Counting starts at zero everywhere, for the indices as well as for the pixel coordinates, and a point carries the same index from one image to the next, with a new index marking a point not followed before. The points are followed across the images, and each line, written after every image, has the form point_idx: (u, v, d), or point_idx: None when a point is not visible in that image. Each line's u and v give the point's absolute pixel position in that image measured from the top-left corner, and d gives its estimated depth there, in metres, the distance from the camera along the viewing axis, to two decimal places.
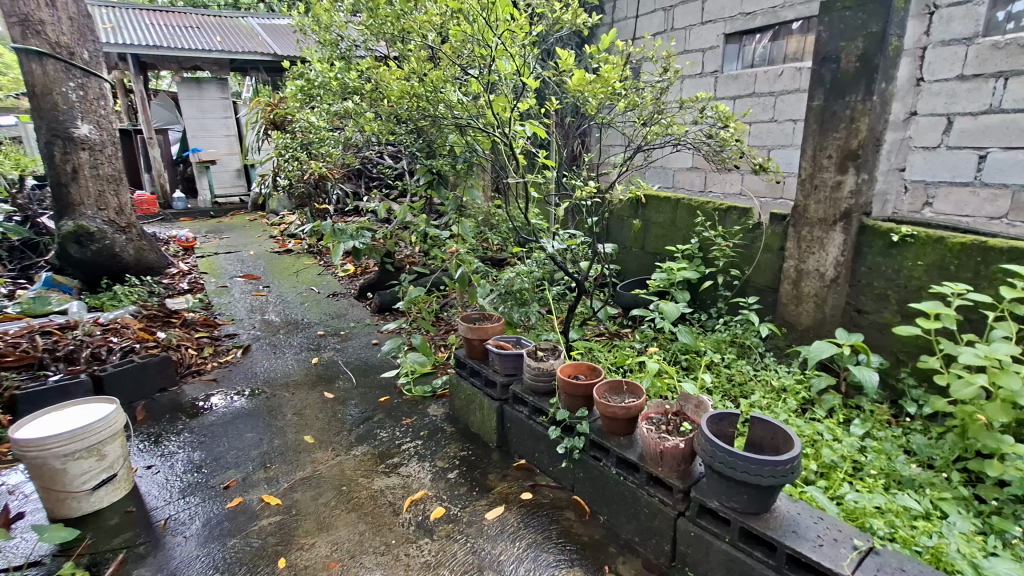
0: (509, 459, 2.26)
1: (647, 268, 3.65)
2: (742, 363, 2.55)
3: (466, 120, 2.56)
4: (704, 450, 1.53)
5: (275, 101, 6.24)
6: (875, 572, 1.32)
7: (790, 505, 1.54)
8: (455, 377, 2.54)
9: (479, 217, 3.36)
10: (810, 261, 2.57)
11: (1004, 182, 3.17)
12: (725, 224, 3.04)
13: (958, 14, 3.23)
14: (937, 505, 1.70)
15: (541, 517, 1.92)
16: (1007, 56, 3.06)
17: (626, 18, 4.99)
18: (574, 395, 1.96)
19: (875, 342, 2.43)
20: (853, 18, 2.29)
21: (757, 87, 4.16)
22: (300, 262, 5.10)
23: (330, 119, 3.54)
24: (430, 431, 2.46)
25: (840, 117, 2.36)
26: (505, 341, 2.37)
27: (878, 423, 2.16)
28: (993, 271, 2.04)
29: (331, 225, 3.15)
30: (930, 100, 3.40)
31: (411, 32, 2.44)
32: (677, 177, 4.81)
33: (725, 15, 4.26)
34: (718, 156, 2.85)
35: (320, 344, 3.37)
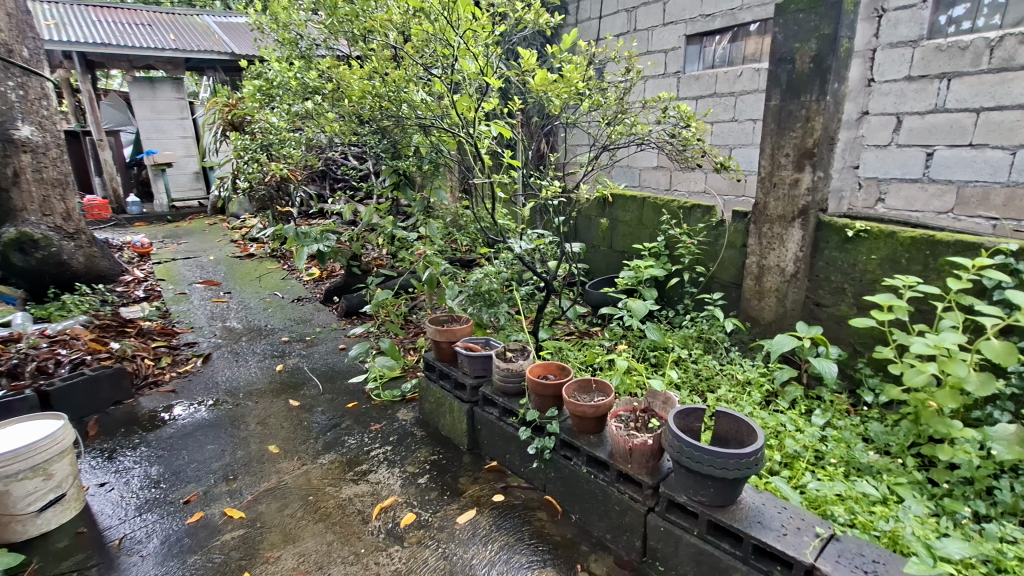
0: (480, 461, 2.25)
1: (615, 267, 3.68)
2: (708, 358, 2.60)
3: (430, 120, 2.53)
4: (672, 445, 1.55)
5: (233, 101, 6.07)
6: (836, 559, 1.36)
7: (755, 496, 1.58)
8: (424, 379, 2.51)
9: (447, 217, 3.34)
10: (771, 257, 2.63)
11: (950, 178, 3.32)
12: (689, 221, 3.09)
13: (905, 18, 3.36)
14: (894, 490, 1.76)
15: (513, 518, 1.91)
16: (949, 58, 3.21)
17: (589, 19, 5.05)
18: (544, 395, 1.96)
19: (833, 334, 2.51)
20: (806, 20, 2.36)
21: (718, 87, 4.26)
22: (264, 267, 4.96)
23: (290, 120, 3.46)
24: (400, 435, 2.42)
25: (796, 117, 2.43)
26: (474, 342, 2.35)
27: (837, 412, 2.23)
28: (941, 263, 2.13)
29: (294, 228, 3.07)
30: (881, 100, 3.55)
31: (373, 31, 2.41)
32: (642, 176, 4.88)
33: (686, 17, 4.34)
34: (681, 156, 2.90)
35: (284, 350, 3.28)
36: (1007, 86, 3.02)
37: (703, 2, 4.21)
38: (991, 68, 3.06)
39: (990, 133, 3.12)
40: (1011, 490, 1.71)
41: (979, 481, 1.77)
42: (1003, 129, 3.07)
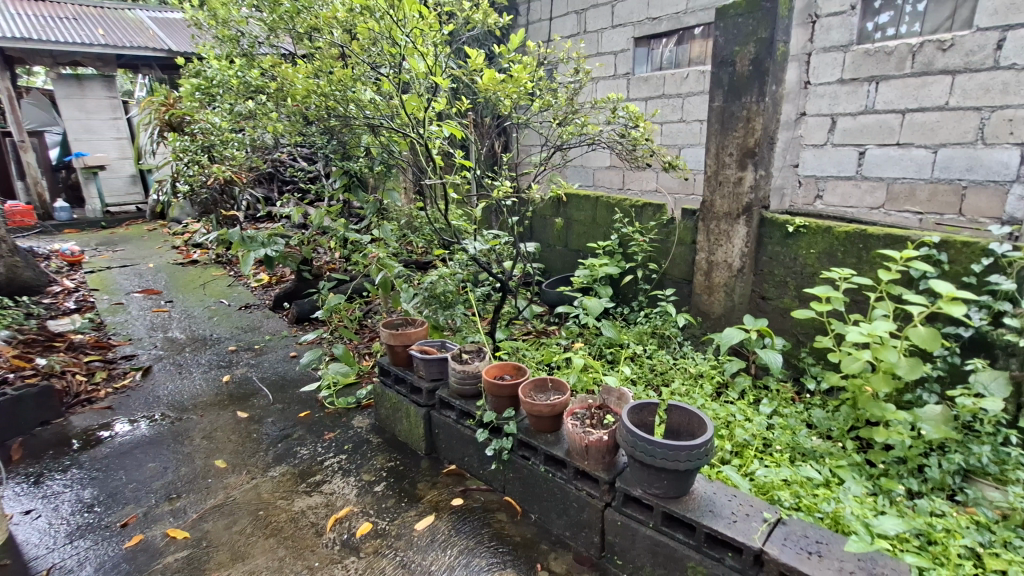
0: (439, 465, 2.22)
1: (571, 266, 3.72)
2: (662, 353, 2.66)
3: (379, 120, 2.48)
4: (626, 440, 1.57)
5: (170, 100, 5.79)
6: (782, 542, 1.41)
7: (707, 486, 1.62)
8: (380, 385, 2.46)
9: (401, 219, 3.29)
10: (719, 253, 2.72)
11: (881, 175, 3.53)
12: (641, 220, 3.16)
13: (836, 24, 3.55)
14: (835, 473, 1.85)
15: (473, 521, 1.90)
16: (876, 62, 3.41)
17: (540, 20, 5.10)
18: (500, 395, 1.95)
19: (778, 325, 2.62)
20: (745, 24, 2.44)
21: (666, 89, 4.37)
22: (208, 273, 4.75)
23: (231, 120, 3.31)
24: (355, 443, 2.36)
25: (738, 117, 2.52)
26: (429, 345, 2.32)
27: (783, 400, 2.33)
28: (873, 255, 2.25)
29: (239, 232, 2.95)
30: (816, 102, 3.74)
31: (318, 29, 2.35)
32: (596, 176, 4.96)
33: (633, 19, 4.44)
34: (630, 155, 2.95)
35: (231, 360, 3.14)
36: (928, 90, 3.24)
37: (650, 5, 4.32)
38: (914, 72, 3.27)
39: (913, 133, 3.34)
40: (939, 467, 1.83)
41: (911, 459, 1.88)
42: (926, 129, 3.28)
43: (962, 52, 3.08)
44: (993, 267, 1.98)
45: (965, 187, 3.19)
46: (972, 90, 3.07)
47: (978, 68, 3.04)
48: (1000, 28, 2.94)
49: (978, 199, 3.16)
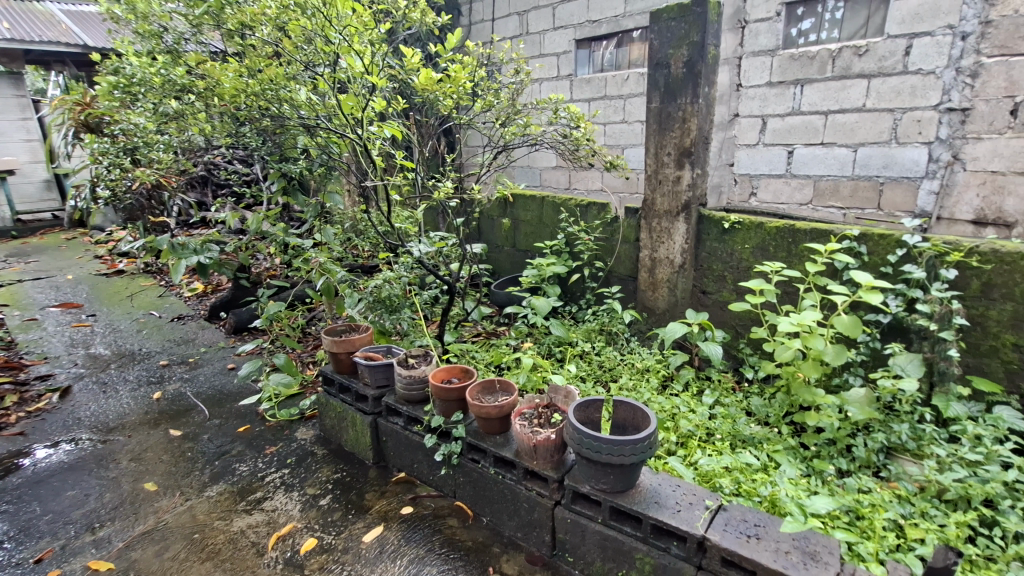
0: (387, 474, 2.17)
1: (519, 265, 3.73)
2: (609, 350, 2.70)
3: (316, 121, 2.41)
4: (573, 438, 1.58)
5: (87, 99, 5.41)
6: (723, 528, 1.46)
7: (652, 478, 1.66)
8: (324, 394, 2.38)
9: (345, 222, 3.20)
10: (661, 250, 2.79)
11: (808, 173, 3.74)
12: (586, 219, 3.20)
13: (763, 29, 3.74)
14: (773, 457, 1.93)
15: (423, 529, 1.86)
16: (801, 66, 3.60)
17: (483, 21, 5.14)
18: (448, 399, 1.93)
19: (718, 318, 2.72)
20: (678, 27, 2.52)
21: (607, 90, 4.47)
22: (136, 284, 4.47)
23: (155, 120, 3.11)
24: (299, 456, 2.27)
25: (674, 118, 2.59)
26: (374, 351, 2.26)
27: (725, 390, 2.41)
28: (801, 249, 2.37)
29: (168, 239, 2.77)
30: (748, 104, 3.92)
31: (247, 25, 2.25)
32: (543, 176, 5.02)
33: (574, 22, 4.51)
34: (573, 155, 2.98)
35: (163, 376, 2.96)
36: (847, 92, 3.45)
37: (590, 8, 4.39)
38: (834, 75, 3.48)
39: (836, 133, 3.55)
40: (865, 446, 1.94)
41: (841, 441, 1.99)
42: (846, 129, 3.50)
43: (875, 57, 3.30)
44: (906, 257, 2.13)
45: (883, 183, 3.43)
46: (885, 93, 3.30)
47: (890, 73, 3.27)
48: (907, 35, 3.17)
49: (894, 194, 3.40)
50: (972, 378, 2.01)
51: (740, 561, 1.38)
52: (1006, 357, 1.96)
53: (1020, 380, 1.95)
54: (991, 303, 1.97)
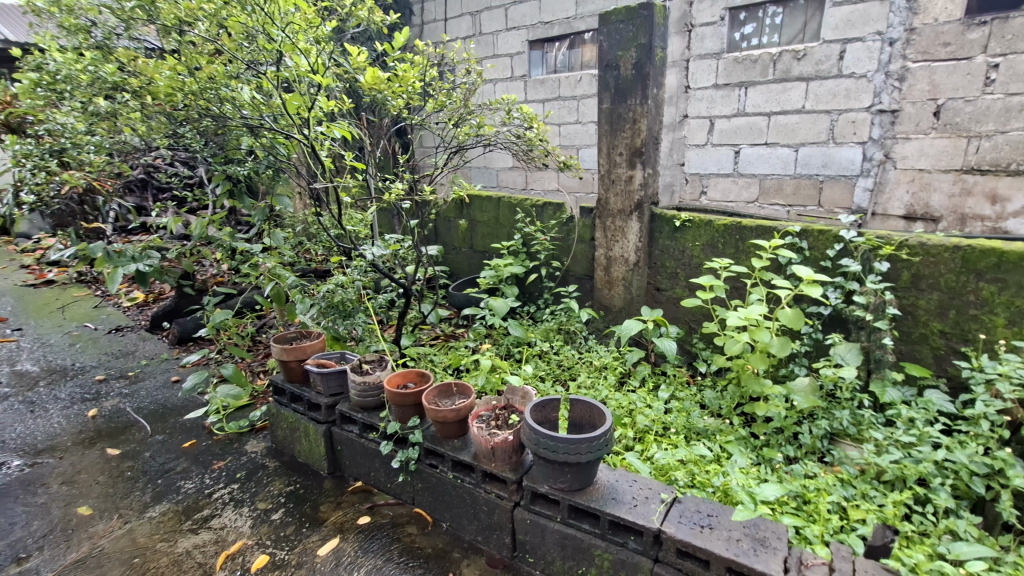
0: (344, 484, 2.11)
1: (477, 267, 3.71)
2: (568, 348, 2.72)
3: (259, 121, 2.32)
4: (530, 439, 1.58)
5: (9, 98, 5.04)
6: (678, 520, 1.49)
7: (610, 474, 1.68)
8: (274, 405, 2.30)
9: (296, 226, 3.10)
10: (616, 249, 2.84)
11: (753, 172, 3.88)
12: (542, 219, 3.21)
13: (709, 33, 3.87)
14: (725, 448, 1.99)
15: (381, 538, 1.82)
16: (744, 69, 3.74)
17: (435, 20, 5.13)
18: (404, 404, 1.89)
19: (672, 314, 2.79)
20: (626, 29, 2.56)
21: (561, 91, 4.50)
22: (68, 295, 4.19)
23: (83, 119, 2.92)
24: (249, 470, 2.18)
25: (625, 118, 2.64)
26: (327, 358, 2.19)
27: (680, 384, 2.47)
28: (748, 245, 2.45)
29: (102, 247, 2.57)
30: (696, 105, 4.04)
31: (182, 21, 2.15)
32: (500, 176, 5.03)
33: (527, 23, 4.53)
34: (527, 155, 2.98)
35: (99, 391, 2.79)
36: (788, 94, 3.60)
37: (541, 10, 4.43)
38: (775, 78, 3.63)
39: (779, 134, 3.70)
40: (810, 433, 2.03)
41: (788, 429, 2.07)
42: (788, 130, 3.65)
43: (813, 61, 3.46)
44: (843, 251, 2.23)
45: (822, 181, 3.60)
46: (823, 95, 3.46)
47: (826, 76, 3.43)
48: (841, 41, 3.34)
49: (833, 191, 3.57)
50: (905, 364, 2.13)
51: (694, 551, 1.41)
52: (935, 343, 2.09)
53: (947, 364, 2.07)
54: (920, 293, 2.09)
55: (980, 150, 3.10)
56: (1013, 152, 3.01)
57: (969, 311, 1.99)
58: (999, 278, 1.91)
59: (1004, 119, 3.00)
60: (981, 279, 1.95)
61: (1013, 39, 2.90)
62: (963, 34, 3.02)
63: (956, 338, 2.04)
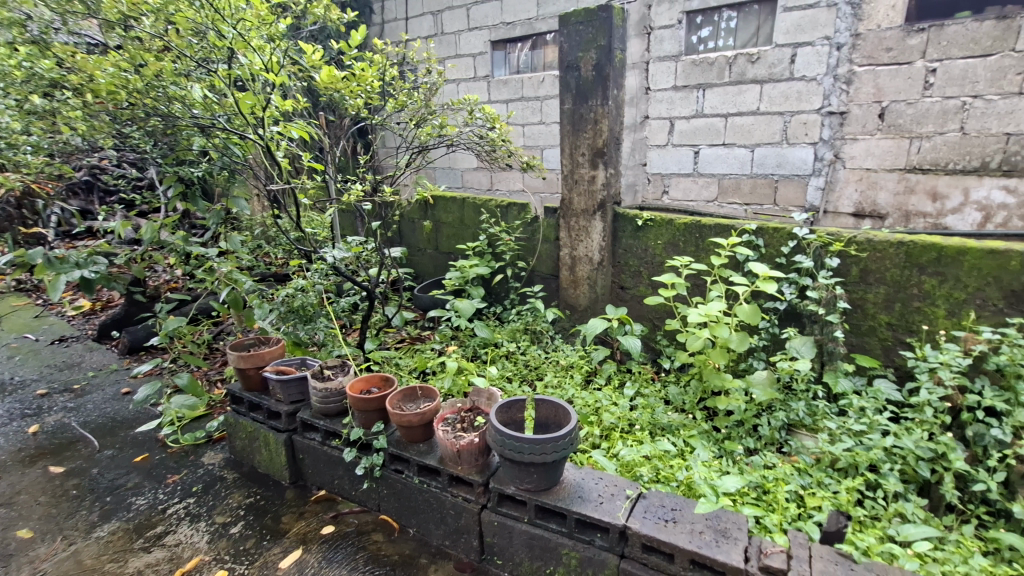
0: (306, 493, 2.06)
1: (442, 268, 3.67)
2: (534, 349, 2.73)
3: (211, 121, 2.24)
4: (495, 441, 1.57)
5: None
6: (643, 515, 1.51)
7: (576, 473, 1.68)
8: (232, 414, 2.22)
9: (254, 228, 3.01)
10: (580, 248, 2.86)
11: (712, 172, 3.98)
12: (507, 219, 3.21)
13: (667, 36, 3.95)
14: (688, 442, 2.03)
15: (345, 547, 1.78)
16: (702, 71, 3.84)
17: (396, 19, 5.07)
18: (367, 410, 1.85)
19: (636, 312, 2.83)
20: (585, 31, 2.58)
21: (524, 92, 4.51)
22: (6, 304, 3.95)
23: (19, 118, 2.75)
24: (206, 483, 2.10)
25: (586, 119, 2.66)
26: (287, 365, 2.13)
27: (645, 381, 2.50)
28: (707, 243, 2.51)
29: (42, 253, 2.43)
30: (657, 106, 4.12)
31: (126, 16, 2.05)
32: (465, 177, 5.01)
33: (489, 23, 4.53)
34: (490, 155, 2.97)
35: (41, 406, 2.63)
36: (743, 96, 3.71)
37: (503, 11, 4.43)
38: (731, 80, 3.73)
39: (735, 134, 3.80)
40: (769, 424, 2.09)
41: (748, 421, 2.12)
42: (744, 131, 3.76)
43: (766, 64, 3.57)
44: (797, 248, 2.32)
45: (777, 181, 3.72)
46: (776, 98, 3.58)
47: (779, 79, 3.55)
48: (792, 45, 3.46)
49: (787, 191, 3.70)
50: (856, 356, 2.22)
51: (659, 545, 1.43)
52: (882, 335, 2.18)
53: (894, 355, 2.17)
54: (868, 287, 2.18)
55: (921, 151, 3.27)
56: (951, 153, 3.19)
57: (913, 304, 2.09)
58: (939, 272, 2.02)
59: (942, 121, 3.17)
60: (923, 273, 2.05)
61: (948, 45, 3.06)
62: (904, 40, 3.17)
63: (902, 329, 2.13)
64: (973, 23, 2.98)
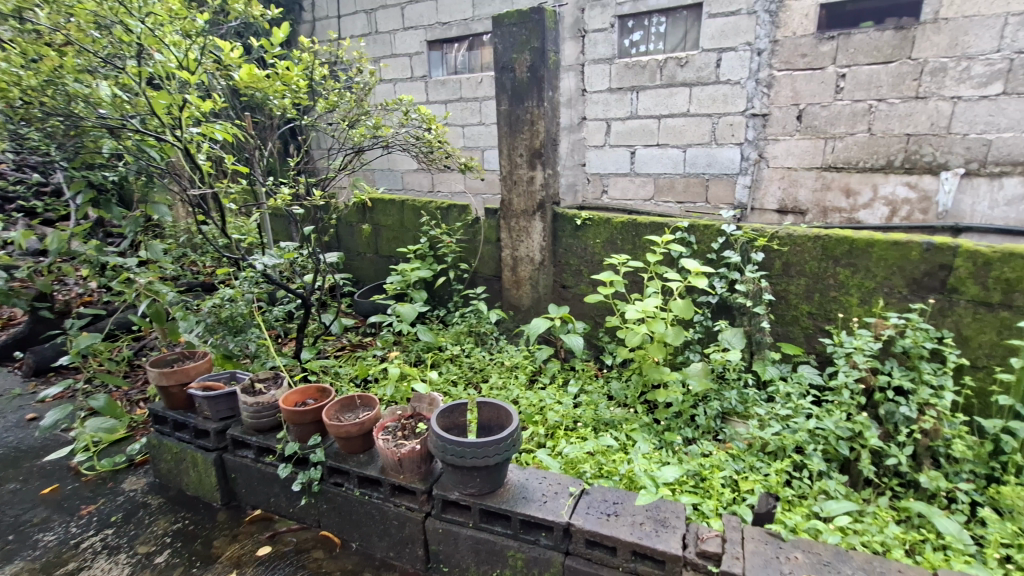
0: (240, 514, 1.95)
1: (383, 272, 3.59)
2: (478, 351, 2.71)
3: (121, 122, 2.09)
4: (437, 447, 1.54)
5: None
6: (586, 511, 1.52)
7: (520, 473, 1.69)
8: (155, 436, 2.08)
9: (177, 236, 2.83)
10: (521, 248, 2.87)
11: (648, 172, 4.10)
12: (447, 221, 3.18)
13: (601, 39, 4.05)
14: (630, 436, 2.08)
15: (283, 568, 1.70)
16: (635, 74, 3.95)
17: (328, 17, 4.93)
18: (302, 423, 1.78)
19: (578, 310, 2.87)
20: (519, 33, 2.59)
21: (462, 92, 4.48)
22: None
23: None
24: (127, 511, 1.95)
25: (523, 120, 2.67)
26: (215, 380, 2.02)
27: (588, 378, 2.54)
28: (643, 241, 2.57)
29: None
30: (593, 107, 4.21)
31: (15, 5, 1.87)
32: (405, 179, 4.92)
33: (424, 23, 4.48)
34: (428, 157, 2.93)
35: None
36: (674, 99, 3.85)
37: (438, 10, 4.39)
38: (662, 83, 3.87)
39: (668, 135, 3.94)
40: (705, 414, 2.17)
41: (685, 412, 2.20)
42: (676, 132, 3.90)
43: (694, 68, 3.72)
44: (726, 244, 2.42)
45: (708, 179, 3.88)
46: (704, 100, 3.74)
47: (706, 82, 3.71)
48: (717, 50, 3.62)
49: (718, 189, 3.87)
50: (782, 344, 2.35)
51: (602, 539, 1.46)
52: (804, 324, 2.32)
53: (815, 341, 2.31)
54: (790, 279, 2.31)
55: (835, 150, 3.51)
56: (861, 152, 3.44)
57: (830, 293, 2.24)
58: (852, 263, 2.17)
59: (852, 122, 3.41)
60: (838, 264, 2.20)
61: (855, 52, 3.30)
62: (816, 46, 3.39)
63: (821, 317, 2.28)
64: (876, 32, 3.22)
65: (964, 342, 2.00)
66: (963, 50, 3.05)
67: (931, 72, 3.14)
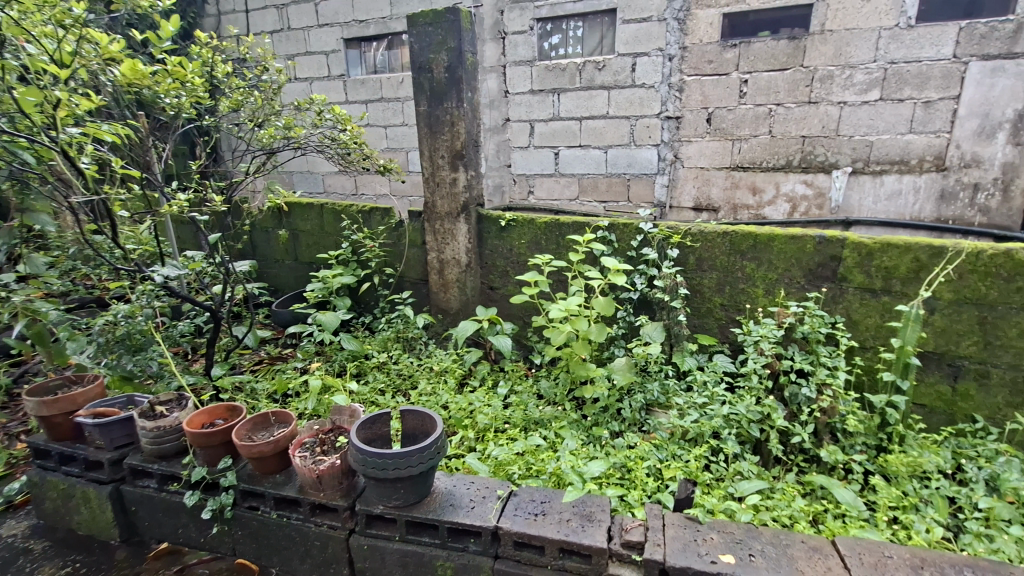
0: (143, 550, 1.79)
1: (303, 279, 3.42)
2: (406, 356, 2.64)
3: None
4: (358, 460, 1.49)
5: None
6: (514, 512, 1.52)
7: (447, 481, 1.66)
8: (37, 473, 1.86)
9: (62, 248, 2.55)
10: (447, 251, 2.84)
11: (572, 172, 4.19)
12: (370, 225, 3.08)
13: (521, 41, 4.08)
14: (559, 433, 2.10)
15: None
16: (555, 77, 4.02)
17: (235, 11, 4.66)
18: (210, 446, 1.66)
19: (506, 311, 2.87)
20: (434, 33, 2.56)
21: (383, 92, 4.37)
22: None
23: None
24: (4, 560, 1.73)
25: (443, 121, 2.64)
26: (109, 406, 1.84)
27: (518, 378, 2.55)
28: (566, 240, 2.62)
29: None
30: (517, 109, 4.24)
31: None
32: (326, 181, 4.74)
33: (340, 20, 4.33)
34: (345, 159, 2.83)
35: None
36: (594, 101, 3.95)
37: (354, 8, 4.26)
38: (582, 86, 3.96)
39: (590, 136, 4.04)
40: (630, 406, 2.24)
41: (611, 406, 2.25)
42: (597, 133, 4.01)
43: (611, 71, 3.84)
44: (644, 241, 2.51)
45: (629, 179, 4.02)
46: (622, 103, 3.87)
47: (623, 85, 3.84)
48: (632, 54, 3.76)
49: (639, 188, 4.01)
50: (698, 336, 2.46)
51: (529, 540, 1.46)
52: (718, 315, 2.45)
53: (728, 331, 2.45)
54: (703, 274, 2.43)
55: (742, 151, 3.75)
56: (764, 153, 3.70)
57: (739, 286, 2.38)
58: (756, 257, 2.31)
59: (755, 125, 3.66)
60: (744, 259, 2.34)
61: (754, 60, 3.54)
62: (721, 54, 3.61)
63: (732, 309, 2.42)
64: (773, 41, 3.47)
65: (854, 325, 2.18)
66: (846, 60, 3.34)
67: (820, 79, 3.42)
